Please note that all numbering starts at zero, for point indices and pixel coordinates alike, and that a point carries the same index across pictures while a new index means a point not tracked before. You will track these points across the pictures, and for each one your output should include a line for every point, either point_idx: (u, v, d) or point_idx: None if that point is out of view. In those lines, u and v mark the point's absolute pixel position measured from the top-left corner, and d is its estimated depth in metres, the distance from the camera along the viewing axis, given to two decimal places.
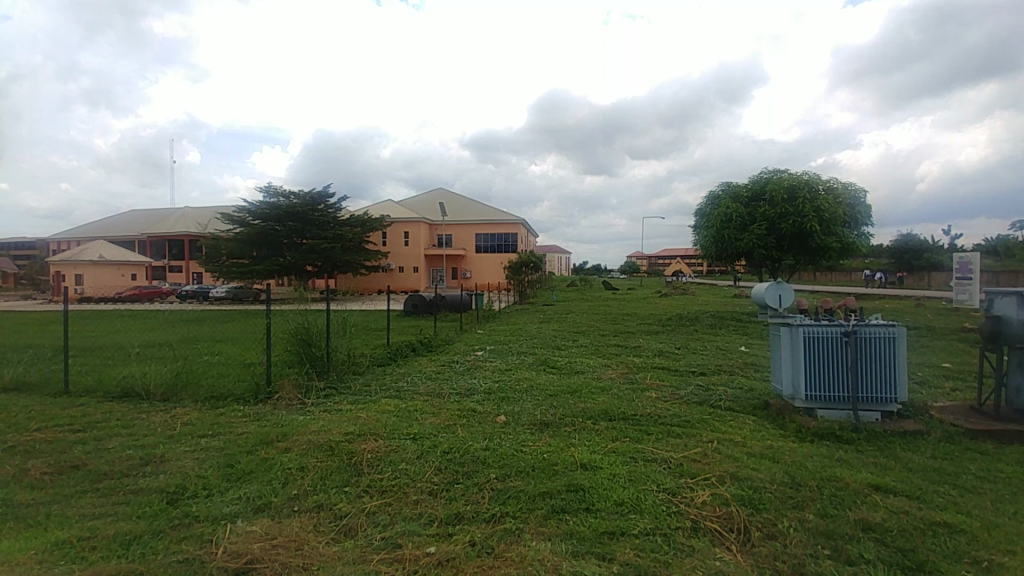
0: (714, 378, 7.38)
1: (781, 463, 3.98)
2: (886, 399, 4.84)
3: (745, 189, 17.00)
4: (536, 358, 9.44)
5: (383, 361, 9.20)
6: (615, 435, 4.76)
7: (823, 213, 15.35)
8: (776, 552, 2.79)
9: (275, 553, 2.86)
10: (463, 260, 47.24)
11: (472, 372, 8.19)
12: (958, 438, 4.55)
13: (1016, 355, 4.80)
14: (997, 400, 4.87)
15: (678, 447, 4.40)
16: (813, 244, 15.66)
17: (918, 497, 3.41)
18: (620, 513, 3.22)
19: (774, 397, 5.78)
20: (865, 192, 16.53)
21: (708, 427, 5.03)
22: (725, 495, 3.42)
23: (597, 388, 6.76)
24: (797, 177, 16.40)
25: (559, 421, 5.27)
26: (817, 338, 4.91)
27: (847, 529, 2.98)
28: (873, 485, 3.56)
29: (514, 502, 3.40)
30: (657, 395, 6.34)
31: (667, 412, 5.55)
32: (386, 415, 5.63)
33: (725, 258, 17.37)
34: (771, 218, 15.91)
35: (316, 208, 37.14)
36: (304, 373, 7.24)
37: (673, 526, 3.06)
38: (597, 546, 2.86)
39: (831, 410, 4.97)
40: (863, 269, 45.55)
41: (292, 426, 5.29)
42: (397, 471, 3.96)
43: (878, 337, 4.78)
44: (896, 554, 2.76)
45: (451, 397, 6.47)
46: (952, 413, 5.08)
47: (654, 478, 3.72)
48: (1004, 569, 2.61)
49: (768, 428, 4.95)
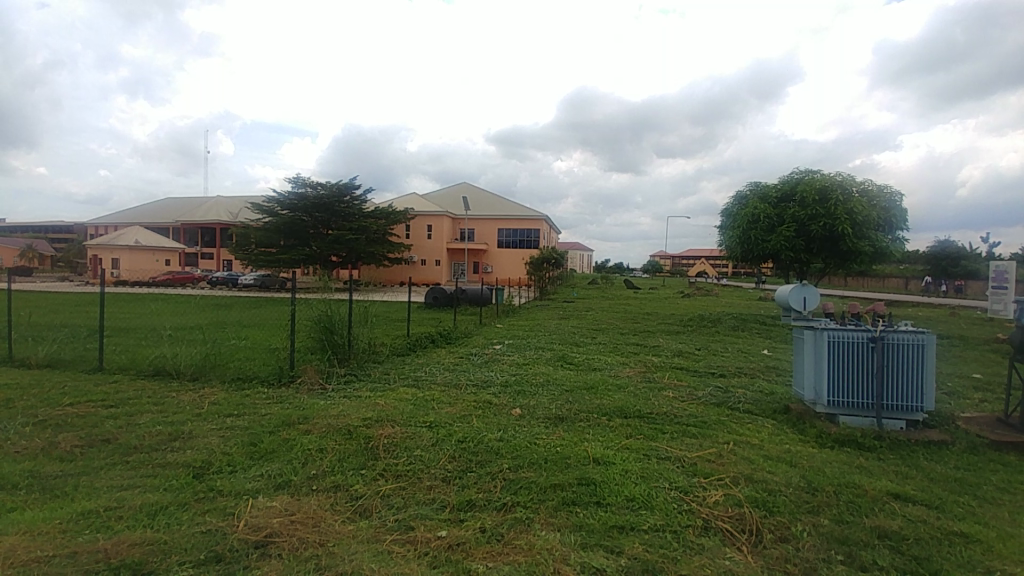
0: (733, 380, 7.31)
1: (797, 467, 3.92)
2: (912, 407, 4.70)
3: (774, 189, 16.61)
4: (554, 353, 9.49)
5: (402, 350, 9.36)
6: (629, 432, 4.76)
7: (856, 216, 14.87)
8: (787, 555, 2.76)
9: (293, 528, 2.98)
10: (485, 254, 47.44)
11: (489, 365, 8.28)
12: (982, 448, 4.40)
13: None
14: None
15: (692, 446, 4.38)
16: (843, 247, 15.19)
17: (937, 506, 3.32)
18: (631, 508, 3.23)
19: (795, 402, 5.68)
20: (901, 195, 15.97)
21: (724, 428, 4.98)
22: (738, 496, 3.39)
23: (614, 385, 6.77)
24: (829, 178, 15.93)
25: (574, 415, 5.30)
26: (843, 343, 4.78)
27: (861, 536, 2.93)
28: (891, 493, 3.48)
29: (526, 492, 3.45)
30: (675, 395, 6.29)
31: (684, 411, 5.52)
32: (403, 402, 5.75)
33: (751, 259, 17.04)
34: (801, 220, 15.48)
35: (342, 199, 37.75)
36: (326, 360, 7.45)
37: (683, 524, 3.06)
38: (605, 539, 2.88)
39: (853, 416, 4.86)
40: (895, 273, 43.96)
41: (313, 409, 5.45)
42: (412, 457, 4.06)
43: (907, 344, 4.63)
44: (910, 562, 2.70)
45: (467, 388, 6.57)
46: (978, 424, 4.91)
47: (667, 476, 3.71)
48: None
49: (786, 432, 4.87)
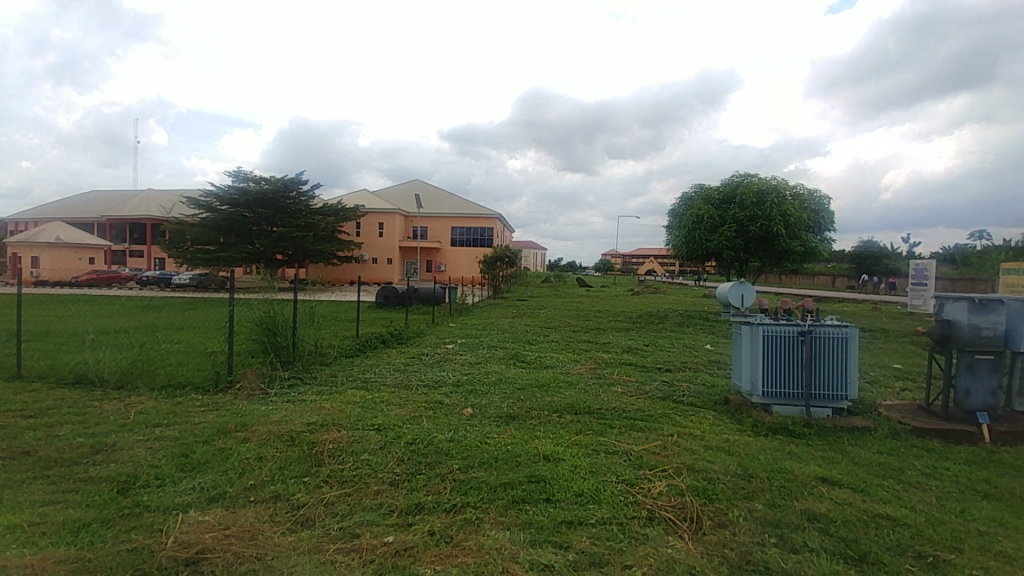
0: (678, 375, 7.60)
1: (735, 456, 4.13)
2: (837, 396, 5.05)
3: (716, 191, 17.41)
4: (507, 352, 9.52)
5: (350, 351, 9.06)
6: (579, 428, 4.84)
7: (789, 217, 15.89)
8: (725, 540, 2.90)
9: (228, 543, 2.81)
10: (438, 253, 46.89)
11: (441, 364, 8.17)
12: (903, 435, 4.79)
13: (963, 359, 5.01)
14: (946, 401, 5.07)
15: (639, 440, 4.51)
16: (778, 247, 16.15)
17: (862, 490, 3.58)
18: (579, 503, 3.29)
19: (734, 394, 5.97)
20: (829, 198, 17.16)
21: (669, 421, 5.16)
22: (681, 487, 3.52)
23: (565, 382, 6.86)
24: (766, 181, 16.88)
25: (525, 414, 5.32)
26: (776, 336, 5.08)
27: (793, 519, 3.11)
28: (819, 477, 3.73)
29: (475, 492, 3.42)
30: (623, 390, 6.47)
31: (631, 406, 5.68)
32: (351, 405, 5.57)
33: (696, 258, 17.80)
34: (740, 221, 16.33)
35: (287, 195, 36.11)
36: (268, 363, 7.10)
37: (629, 515, 3.14)
38: (554, 534, 2.91)
39: (786, 406, 5.16)
40: (824, 271, 47.28)
41: (253, 416, 5.18)
42: (359, 461, 3.93)
43: (832, 337, 4.99)
44: (839, 544, 2.88)
45: (418, 389, 6.46)
46: (901, 413, 5.33)
47: (614, 470, 3.79)
48: (945, 563, 2.71)
49: (726, 422, 5.12)
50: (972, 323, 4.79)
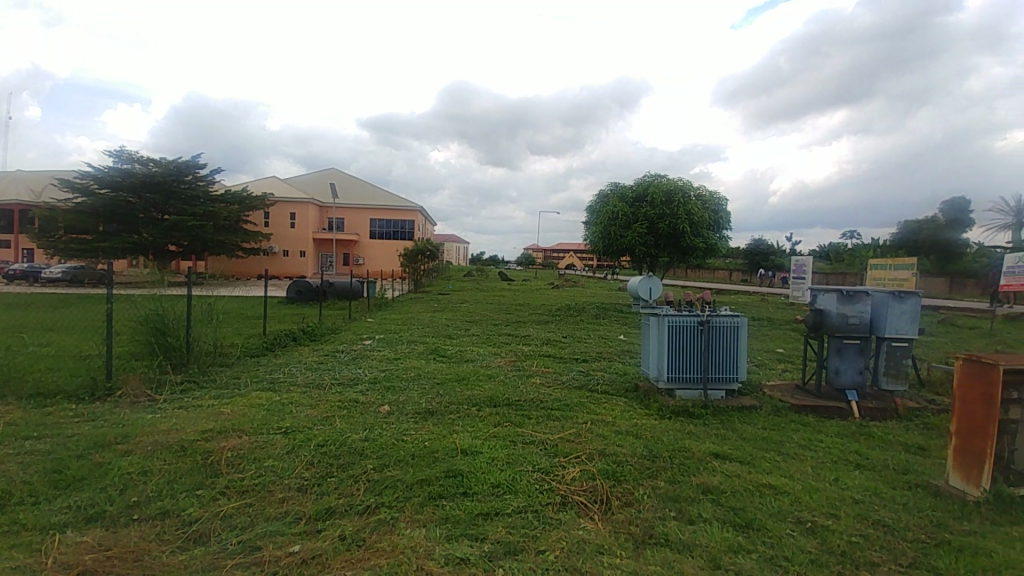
0: (593, 364, 7.96)
1: (642, 438, 4.41)
2: (730, 379, 5.57)
3: (630, 190, 18.39)
4: (427, 347, 9.37)
5: (255, 350, 8.41)
6: (497, 420, 4.89)
7: (693, 216, 17.21)
8: (631, 517, 3.09)
9: (109, 566, 2.51)
10: (356, 246, 44.94)
11: (357, 361, 7.86)
12: (784, 412, 5.41)
13: (833, 344, 5.74)
14: (821, 381, 5.77)
15: (554, 429, 4.66)
16: (684, 244, 17.44)
17: (749, 463, 3.98)
18: (496, 494, 3.33)
19: (643, 381, 6.37)
20: (726, 200, 18.82)
21: (583, 409, 5.39)
22: (592, 471, 3.69)
23: (484, 375, 6.91)
24: (673, 182, 18.12)
25: (444, 409, 5.28)
26: (679, 327, 5.50)
27: (690, 493, 3.39)
28: (713, 453, 4.10)
29: (390, 491, 3.34)
30: (541, 381, 6.66)
31: (548, 396, 5.86)
32: (255, 409, 5.17)
33: (611, 253, 18.72)
34: (651, 218, 17.41)
35: (182, 179, 32.63)
36: (157, 366, 6.37)
37: (544, 502, 3.24)
38: (469, 528, 2.92)
39: (686, 390, 5.60)
40: (723, 267, 51.91)
41: (138, 425, 4.63)
42: (263, 469, 3.67)
43: (726, 326, 5.50)
44: (729, 513, 3.18)
45: (331, 388, 6.15)
46: (783, 392, 5.99)
47: (530, 459, 3.89)
48: (818, 524, 3.05)
49: (635, 408, 5.45)
50: (841, 312, 5.51)
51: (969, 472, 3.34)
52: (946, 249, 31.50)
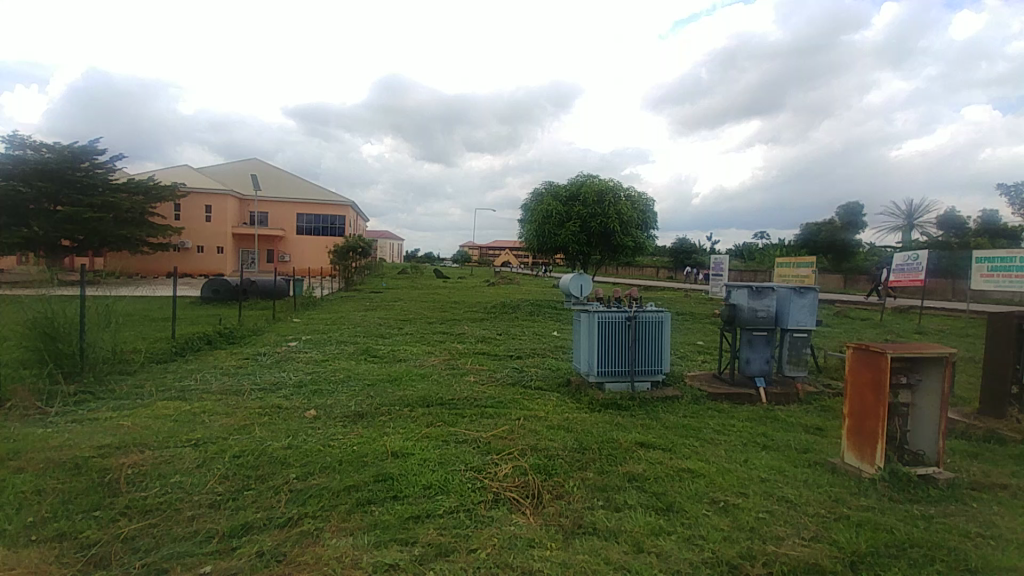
0: (527, 361, 8.07)
1: (572, 432, 4.53)
2: (655, 371, 5.87)
3: (564, 189, 18.82)
4: (358, 347, 9.04)
5: (163, 355, 7.68)
6: (430, 421, 4.82)
7: (623, 216, 17.91)
8: (561, 510, 3.16)
9: None
10: (281, 242, 42.40)
11: (282, 364, 7.42)
12: (702, 400, 5.78)
13: (745, 336, 6.21)
14: (734, 370, 6.23)
15: (488, 426, 4.67)
16: (614, 242, 18.12)
17: (670, 450, 4.22)
18: (427, 496, 3.27)
19: (574, 375, 6.55)
20: (653, 201, 19.78)
21: (517, 406, 5.45)
22: (524, 466, 3.74)
23: (417, 375, 6.78)
24: (605, 182, 18.76)
25: (374, 411, 5.12)
26: (608, 322, 5.71)
27: (617, 482, 3.54)
28: (639, 442, 4.30)
29: (315, 501, 3.18)
30: (476, 379, 6.65)
31: (483, 394, 5.86)
32: (163, 420, 4.72)
33: (546, 251, 19.07)
34: (584, 217, 17.92)
35: (76, 166, 29.14)
36: (44, 375, 5.64)
37: (476, 501, 3.23)
38: (400, 532, 2.85)
39: (615, 383, 5.83)
40: (651, 264, 54.62)
41: (20, 442, 4.08)
42: (172, 484, 3.37)
43: (651, 321, 5.78)
44: (652, 498, 3.35)
45: (252, 394, 5.76)
46: (702, 382, 6.41)
47: (463, 458, 3.86)
48: (731, 503, 3.29)
49: (567, 402, 5.60)
50: (751, 307, 5.98)
51: (863, 451, 3.72)
52: (841, 249, 35.19)
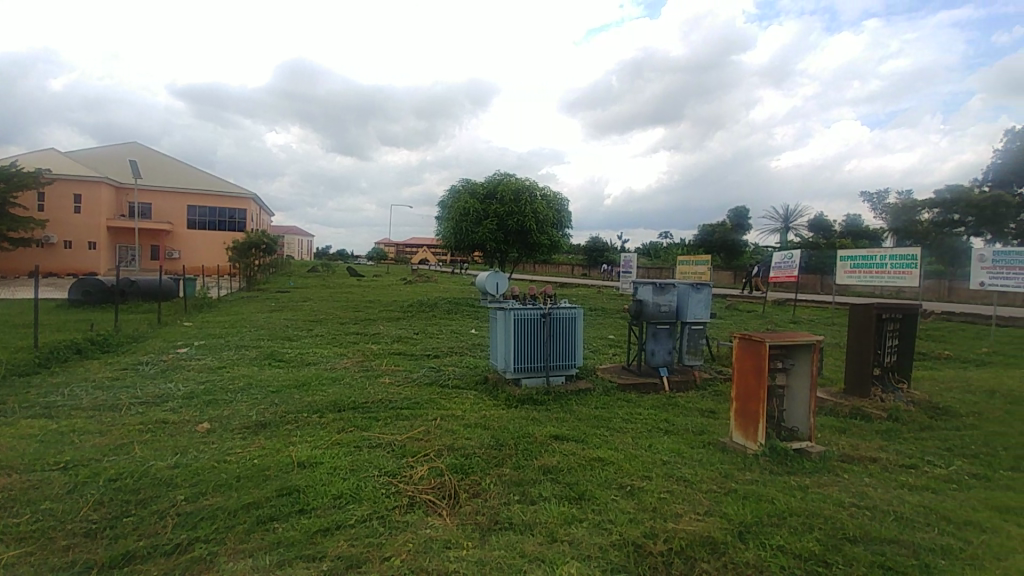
0: (444, 360, 7.99)
1: (489, 429, 4.56)
2: (569, 365, 6.08)
3: (481, 187, 18.86)
4: (261, 351, 8.38)
5: (20, 367, 6.56)
6: (341, 426, 4.60)
7: (539, 215, 18.33)
8: (478, 508, 3.18)
9: None
10: (169, 237, 38.00)
11: (170, 374, 6.66)
12: (612, 391, 6.12)
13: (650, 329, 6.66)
14: (641, 361, 6.66)
15: (403, 429, 4.55)
16: (531, 240, 18.49)
17: (582, 440, 4.41)
18: (337, 506, 3.12)
19: (492, 372, 6.61)
20: (568, 201, 20.47)
21: (435, 406, 5.38)
22: (441, 467, 3.70)
23: (328, 379, 6.43)
24: (521, 181, 19.07)
25: (279, 419, 4.77)
26: (523, 319, 5.82)
27: (532, 476, 3.62)
28: (553, 435, 4.45)
29: (209, 522, 2.90)
30: (391, 381, 6.46)
31: (398, 395, 5.71)
32: (18, 442, 4.04)
33: (463, 249, 19.01)
34: (501, 215, 18.09)
35: None
36: None
37: (390, 507, 3.13)
38: (307, 548, 2.69)
39: (531, 378, 5.95)
40: (567, 261, 56.61)
41: None
42: (33, 515, 2.90)
43: (565, 316, 5.99)
44: (566, 488, 3.47)
45: (133, 408, 5.10)
46: (612, 374, 6.77)
47: (377, 464, 3.73)
48: (637, 487, 3.51)
49: (484, 399, 5.63)
50: (655, 302, 6.41)
51: (748, 431, 4.16)
52: (732, 248, 38.98)
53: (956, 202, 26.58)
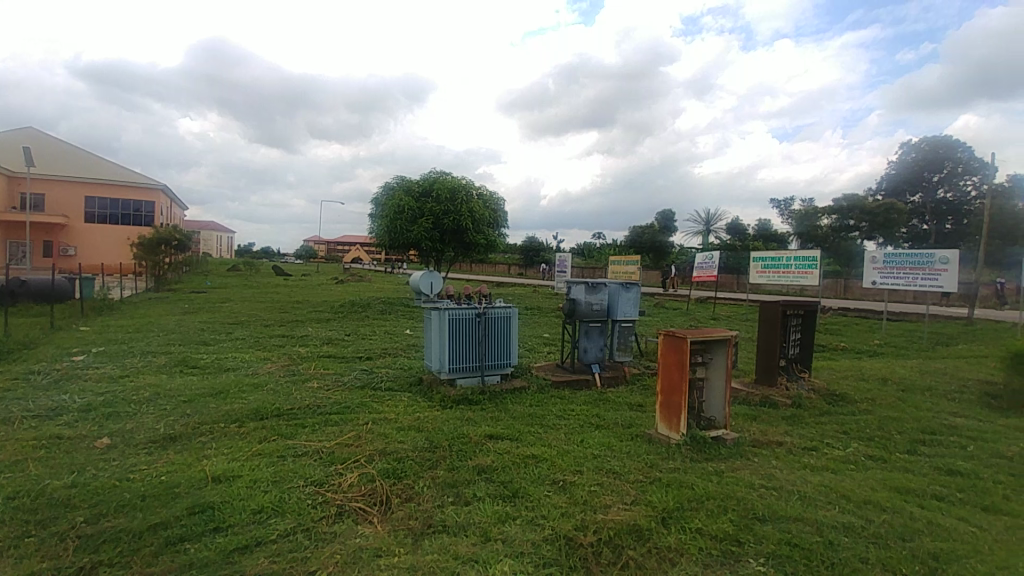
0: (378, 362, 7.76)
1: (423, 431, 4.49)
2: (504, 364, 6.12)
3: (416, 184, 18.50)
4: (172, 357, 7.67)
5: None
6: (264, 435, 4.32)
7: (475, 214, 18.28)
8: (410, 512, 3.11)
9: None
10: (62, 231, 33.82)
11: (62, 384, 5.93)
12: (546, 389, 6.23)
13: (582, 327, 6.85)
14: (574, 358, 6.83)
15: (332, 435, 4.36)
16: (467, 240, 18.39)
17: (517, 438, 4.45)
18: (258, 521, 2.93)
19: (426, 373, 6.50)
20: (504, 201, 20.57)
21: (366, 410, 5.21)
22: (372, 473, 3.58)
23: (249, 386, 6.01)
24: (457, 180, 18.90)
25: (193, 431, 4.39)
26: (458, 319, 5.78)
27: (466, 476, 3.61)
28: (488, 435, 4.45)
29: (108, 548, 2.62)
30: (320, 385, 6.16)
31: (327, 400, 5.46)
32: None
33: (398, 247, 18.56)
34: (436, 214, 17.86)
35: None
36: None
37: (316, 518, 2.99)
38: (223, 568, 2.50)
39: (466, 378, 5.93)
40: (503, 261, 56.94)
41: None
42: None
43: (500, 316, 6.02)
44: (500, 487, 3.49)
45: (15, 424, 4.49)
46: (546, 371, 6.90)
47: (302, 473, 3.55)
48: (569, 482, 3.60)
49: (418, 401, 5.53)
50: (587, 301, 6.61)
51: (672, 422, 4.40)
52: (660, 249, 41.10)
53: (851, 210, 30.00)
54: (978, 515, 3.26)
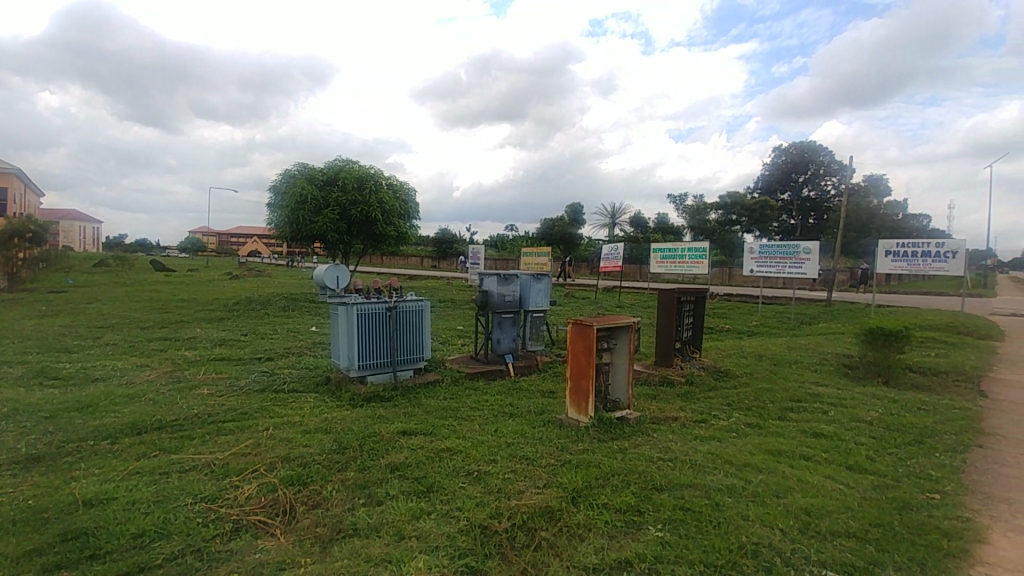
0: (280, 362, 7.23)
1: (331, 433, 4.27)
2: (417, 358, 6.00)
3: (320, 172, 17.38)
4: (22, 368, 6.52)
5: None
6: (144, 451, 3.85)
7: (385, 205, 17.60)
8: (318, 519, 2.95)
9: None
10: None
11: None
12: (460, 381, 6.22)
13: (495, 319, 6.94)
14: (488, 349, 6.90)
15: (226, 445, 3.99)
16: (377, 231, 17.65)
17: (430, 433, 4.40)
18: (139, 546, 2.61)
19: (334, 372, 6.18)
20: (415, 192, 20.02)
21: (267, 414, 4.83)
22: (273, 481, 3.35)
23: (124, 396, 5.30)
24: (365, 169, 18.03)
25: (53, 451, 3.79)
26: (367, 314, 5.56)
27: (378, 476, 3.50)
28: (400, 432, 4.35)
29: None
30: (211, 391, 5.60)
31: (220, 407, 4.98)
32: None
33: (300, 239, 17.37)
34: (343, 205, 16.95)
35: None
36: None
37: (208, 536, 2.73)
38: None
39: (377, 374, 5.73)
40: (416, 253, 55.65)
41: None
42: None
43: (411, 309, 5.89)
44: (413, 483, 3.43)
45: None
46: (460, 364, 6.89)
47: (191, 489, 3.21)
48: (484, 472, 3.63)
49: (325, 401, 5.25)
50: (500, 292, 6.70)
51: (580, 406, 4.62)
52: (570, 241, 42.67)
53: (733, 206, 33.53)
54: (842, 473, 3.79)
